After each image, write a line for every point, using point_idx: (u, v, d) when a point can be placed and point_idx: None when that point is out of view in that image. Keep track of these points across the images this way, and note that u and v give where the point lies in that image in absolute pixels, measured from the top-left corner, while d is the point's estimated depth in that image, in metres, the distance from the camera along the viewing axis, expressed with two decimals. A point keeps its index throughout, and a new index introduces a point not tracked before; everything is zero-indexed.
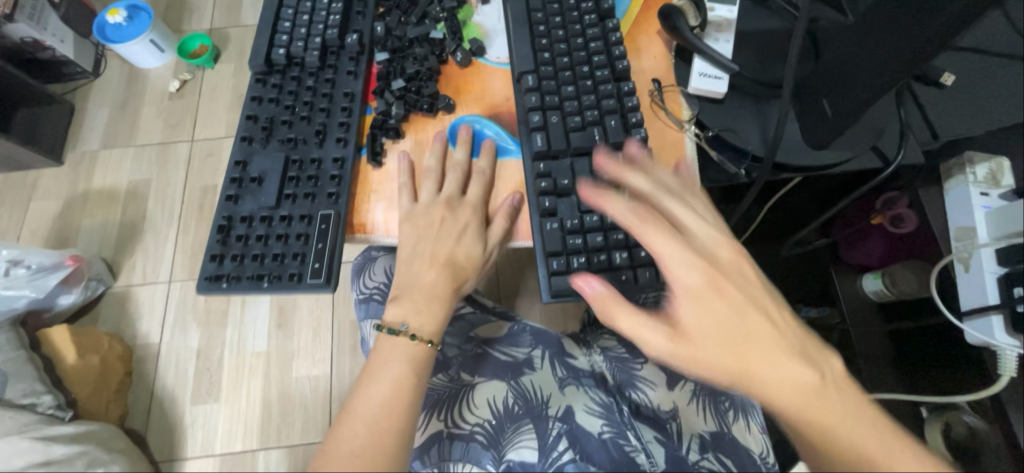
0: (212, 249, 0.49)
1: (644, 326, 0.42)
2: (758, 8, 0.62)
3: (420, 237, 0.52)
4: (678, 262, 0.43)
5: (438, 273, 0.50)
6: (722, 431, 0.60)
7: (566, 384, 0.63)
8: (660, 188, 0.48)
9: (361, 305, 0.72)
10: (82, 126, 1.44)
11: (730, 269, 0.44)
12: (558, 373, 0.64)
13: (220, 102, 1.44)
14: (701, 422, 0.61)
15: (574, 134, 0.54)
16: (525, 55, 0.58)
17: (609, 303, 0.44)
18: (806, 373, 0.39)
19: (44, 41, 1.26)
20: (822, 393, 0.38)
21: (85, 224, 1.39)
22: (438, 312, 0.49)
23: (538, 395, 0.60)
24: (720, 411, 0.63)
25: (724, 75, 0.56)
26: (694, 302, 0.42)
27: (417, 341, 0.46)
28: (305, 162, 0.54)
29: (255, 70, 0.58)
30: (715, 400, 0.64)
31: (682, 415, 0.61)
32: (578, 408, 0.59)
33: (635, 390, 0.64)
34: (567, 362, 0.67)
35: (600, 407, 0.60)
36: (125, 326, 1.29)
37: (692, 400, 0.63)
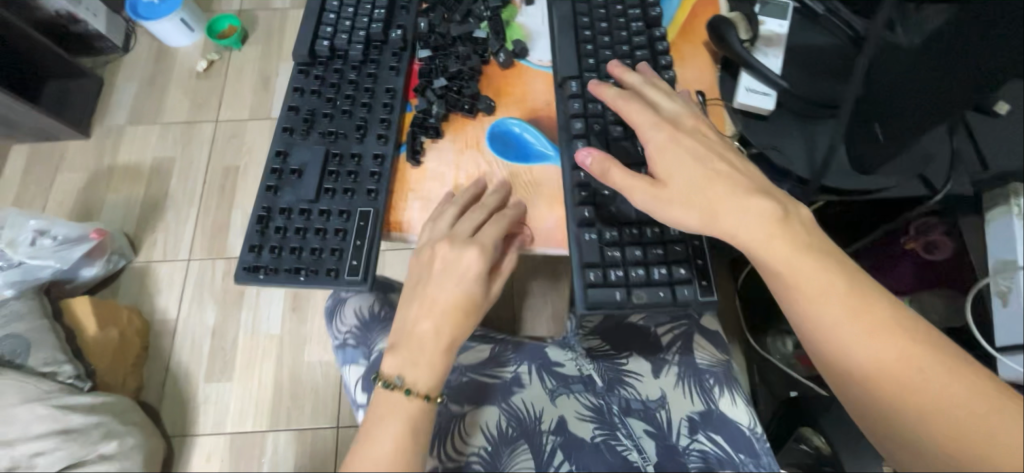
0: (251, 239, 0.50)
1: (633, 177, 0.46)
2: (805, 25, 0.61)
3: (425, 275, 0.50)
4: (651, 128, 0.49)
5: (438, 325, 0.48)
6: (710, 408, 0.64)
7: (558, 395, 0.65)
8: (646, 80, 0.53)
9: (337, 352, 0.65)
10: (111, 103, 1.45)
11: (691, 129, 0.50)
12: (549, 386, 0.65)
13: (245, 84, 1.47)
14: (688, 404, 0.65)
15: (617, 143, 0.53)
16: (569, 60, 0.57)
17: (606, 165, 0.47)
18: (768, 211, 0.45)
19: (78, 14, 1.33)
20: (782, 222, 0.45)
21: (108, 198, 1.38)
22: (440, 363, 0.47)
23: (532, 413, 0.62)
24: (705, 390, 0.65)
25: (773, 92, 0.55)
26: (665, 156, 0.48)
27: (412, 396, 0.46)
28: (345, 156, 0.54)
29: (298, 61, 0.58)
30: (699, 378, 0.66)
31: (669, 402, 0.65)
32: (570, 416, 0.62)
33: (624, 386, 0.67)
34: (556, 371, 0.68)
35: (591, 412, 0.63)
36: (144, 301, 1.30)
37: (677, 384, 0.66)
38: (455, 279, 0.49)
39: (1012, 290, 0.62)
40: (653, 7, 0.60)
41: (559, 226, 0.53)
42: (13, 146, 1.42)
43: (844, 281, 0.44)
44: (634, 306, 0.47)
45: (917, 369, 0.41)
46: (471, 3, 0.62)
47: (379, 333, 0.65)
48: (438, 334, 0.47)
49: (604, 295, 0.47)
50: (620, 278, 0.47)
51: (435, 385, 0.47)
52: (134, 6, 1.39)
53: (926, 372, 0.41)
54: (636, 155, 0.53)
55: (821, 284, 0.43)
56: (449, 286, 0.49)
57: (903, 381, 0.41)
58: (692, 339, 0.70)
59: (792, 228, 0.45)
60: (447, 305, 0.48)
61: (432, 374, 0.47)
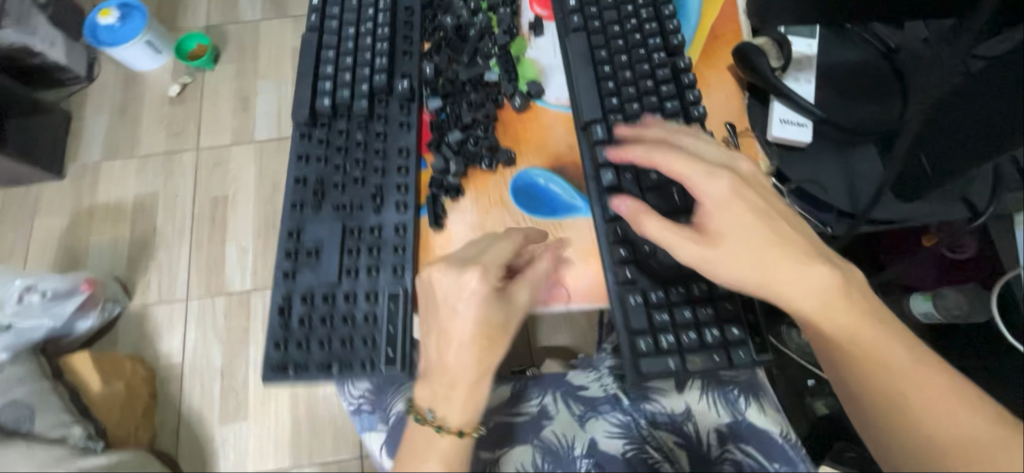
0: (275, 334, 0.47)
1: (672, 234, 0.41)
2: (834, 41, 0.57)
3: (433, 308, 0.44)
4: (705, 178, 0.42)
5: (461, 352, 0.43)
6: (738, 421, 0.50)
7: (586, 420, 0.55)
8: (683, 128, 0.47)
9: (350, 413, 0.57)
10: (81, 137, 1.24)
11: (752, 181, 0.43)
12: (575, 411, 0.55)
13: (224, 105, 1.26)
14: (714, 417, 0.51)
15: (651, 193, 0.50)
16: (591, 101, 0.54)
17: (639, 214, 0.42)
18: (830, 281, 0.40)
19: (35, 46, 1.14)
20: (846, 295, 0.40)
21: (94, 241, 1.19)
22: (478, 395, 0.43)
23: (563, 444, 0.52)
24: (732, 400, 0.51)
25: (808, 122, 0.53)
26: (720, 212, 0.41)
27: (443, 432, 0.43)
28: (363, 230, 0.50)
29: (298, 124, 0.54)
30: (721, 388, 0.52)
31: (696, 415, 0.52)
32: (601, 436, 0.53)
33: (648, 402, 0.54)
34: (580, 396, 0.57)
35: (618, 429, 0.53)
36: (147, 345, 1.11)
37: (701, 396, 0.52)
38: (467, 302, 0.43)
39: None
40: (675, 33, 0.55)
41: (599, 283, 0.49)
42: None
43: (906, 348, 0.40)
44: (689, 373, 0.45)
45: (942, 438, 0.37)
46: (477, 41, 0.57)
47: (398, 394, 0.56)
48: (463, 366, 0.42)
49: (656, 364, 0.45)
50: (672, 344, 0.45)
51: (468, 418, 0.43)
52: (93, 31, 1.21)
53: (950, 434, 0.37)
54: (673, 204, 0.49)
55: (878, 343, 0.40)
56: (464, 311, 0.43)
57: (934, 434, 0.37)
58: None
59: (858, 298, 0.40)
60: (469, 334, 0.42)
61: (463, 411, 0.43)
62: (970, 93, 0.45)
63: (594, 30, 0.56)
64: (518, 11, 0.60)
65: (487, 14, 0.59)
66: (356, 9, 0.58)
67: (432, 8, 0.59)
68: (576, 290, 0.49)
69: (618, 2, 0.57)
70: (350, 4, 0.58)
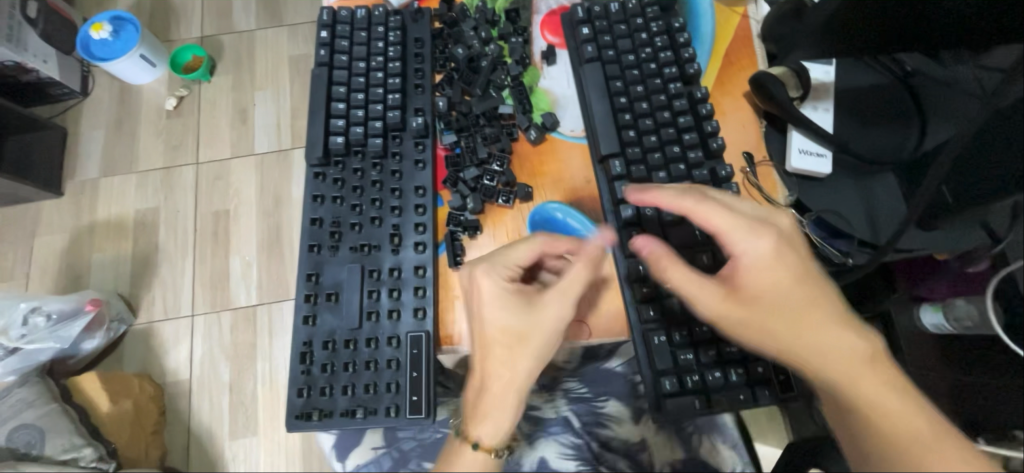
0: (298, 382, 0.47)
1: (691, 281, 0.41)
2: (853, 63, 0.56)
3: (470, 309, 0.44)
4: (743, 237, 0.41)
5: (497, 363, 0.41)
6: (689, 457, 0.61)
7: (534, 437, 0.63)
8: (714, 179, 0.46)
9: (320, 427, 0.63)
10: (79, 151, 1.11)
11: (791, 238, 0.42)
12: (524, 429, 0.63)
13: (221, 117, 1.15)
14: (670, 451, 0.61)
15: (672, 229, 0.50)
16: (608, 133, 0.53)
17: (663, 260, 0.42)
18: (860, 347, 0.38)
19: (27, 63, 1.03)
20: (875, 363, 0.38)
21: (95, 259, 1.05)
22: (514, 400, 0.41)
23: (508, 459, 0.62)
24: (686, 438, 0.61)
25: (827, 153, 0.52)
26: (753, 270, 0.40)
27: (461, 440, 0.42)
28: (382, 272, 0.50)
29: (312, 163, 0.54)
30: (678, 428, 0.62)
31: (651, 446, 0.62)
32: (551, 455, 0.62)
33: (602, 428, 0.63)
34: (531, 415, 0.63)
35: (571, 450, 0.62)
36: (154, 364, 0.97)
37: (657, 431, 0.62)
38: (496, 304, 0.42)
39: None
40: (691, 62, 0.55)
41: (618, 319, 0.49)
42: None
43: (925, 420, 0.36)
44: (714, 413, 0.45)
45: None
46: (490, 72, 0.57)
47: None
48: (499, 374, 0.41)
49: (682, 404, 0.45)
50: (697, 384, 0.45)
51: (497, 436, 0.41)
52: (85, 46, 1.09)
53: None
54: (694, 240, 0.49)
55: (898, 408, 0.36)
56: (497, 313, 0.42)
57: None
58: None
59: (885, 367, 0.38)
60: (502, 329, 0.41)
61: (494, 426, 0.41)
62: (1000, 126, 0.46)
63: (608, 60, 0.56)
64: (529, 40, 0.59)
65: (498, 44, 0.58)
66: (366, 41, 0.57)
67: (442, 38, 0.59)
68: (594, 324, 0.49)
69: (631, 29, 0.57)
70: (359, 36, 0.57)
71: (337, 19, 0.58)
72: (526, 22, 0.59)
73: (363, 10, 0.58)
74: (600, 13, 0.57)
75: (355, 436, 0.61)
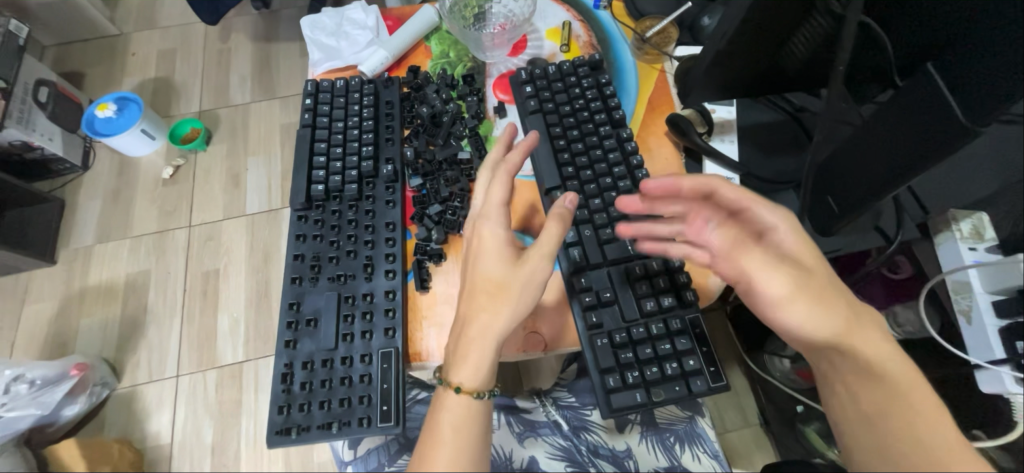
0: (278, 400, 0.52)
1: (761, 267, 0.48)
2: (751, 105, 0.67)
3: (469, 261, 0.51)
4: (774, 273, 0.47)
5: (479, 308, 0.47)
6: (673, 465, 0.67)
7: (525, 437, 0.71)
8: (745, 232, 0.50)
9: None
10: (74, 223, 1.33)
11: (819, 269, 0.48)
12: (516, 430, 0.72)
13: (215, 183, 1.37)
14: (654, 459, 0.68)
15: (608, 246, 0.58)
16: (551, 171, 0.62)
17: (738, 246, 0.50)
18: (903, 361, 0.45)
19: (34, 141, 1.24)
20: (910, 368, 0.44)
21: (83, 325, 1.24)
22: (484, 353, 0.46)
23: (502, 456, 0.70)
24: (668, 447, 0.69)
25: (735, 176, 0.62)
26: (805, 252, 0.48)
27: (461, 393, 0.46)
28: (357, 297, 0.56)
29: (296, 207, 0.62)
30: (660, 436, 0.69)
31: (636, 454, 0.68)
32: (540, 455, 0.69)
33: (589, 432, 0.71)
34: (523, 417, 0.73)
35: (559, 452, 0.69)
36: (134, 428, 1.16)
37: (641, 440, 0.69)
38: (494, 258, 0.49)
39: (974, 309, 0.65)
40: (617, 109, 0.66)
41: (569, 330, 0.56)
42: None
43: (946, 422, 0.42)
44: (655, 404, 0.51)
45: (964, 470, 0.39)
46: (450, 125, 0.67)
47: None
48: (480, 321, 0.47)
49: (625, 398, 0.51)
50: (637, 379, 0.52)
51: (478, 382, 0.46)
52: (90, 124, 1.32)
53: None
54: (627, 255, 0.57)
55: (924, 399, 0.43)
56: (493, 264, 0.49)
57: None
58: None
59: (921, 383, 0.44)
60: (478, 284, 0.49)
61: (473, 368, 0.46)
62: (863, 137, 0.52)
63: (548, 111, 0.66)
64: (483, 98, 0.70)
65: (457, 103, 0.69)
66: (344, 105, 0.68)
67: (410, 100, 0.70)
68: (549, 337, 0.55)
69: (567, 86, 0.68)
70: (337, 102, 0.68)
71: (319, 89, 0.69)
72: (481, 84, 0.71)
73: (342, 80, 0.69)
74: (540, 74, 0.69)
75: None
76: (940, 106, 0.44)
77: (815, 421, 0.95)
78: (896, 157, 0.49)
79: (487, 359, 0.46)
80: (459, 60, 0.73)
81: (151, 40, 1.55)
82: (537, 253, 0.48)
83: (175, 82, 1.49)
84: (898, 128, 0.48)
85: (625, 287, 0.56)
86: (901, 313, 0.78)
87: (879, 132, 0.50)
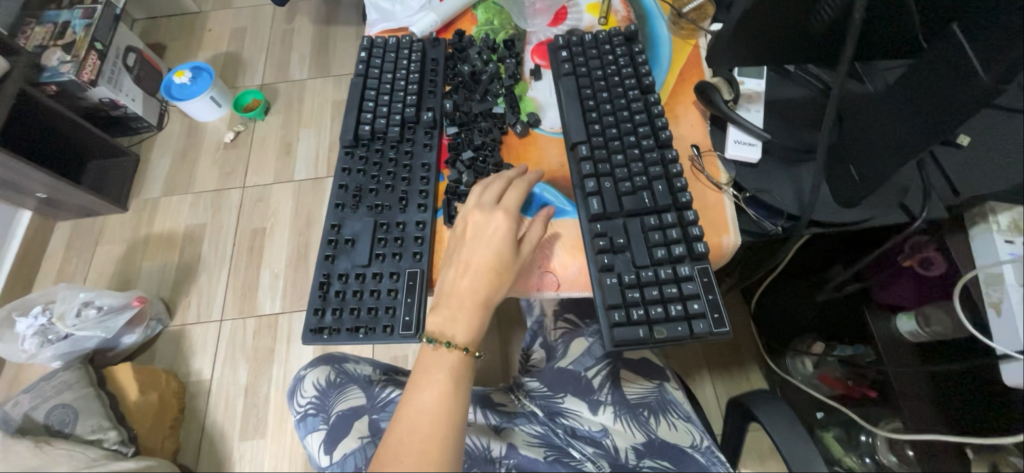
0: (315, 304, 0.59)
1: None
2: (781, 81, 0.69)
3: (459, 245, 0.56)
4: None
5: (474, 281, 0.53)
6: (651, 438, 0.68)
7: (502, 428, 0.69)
8: None
9: (299, 424, 0.67)
10: (145, 176, 1.48)
11: None
12: (492, 421, 0.70)
13: (270, 150, 1.49)
14: (632, 436, 0.69)
15: (626, 198, 0.61)
16: (578, 127, 0.66)
17: None
18: None
19: (120, 100, 1.40)
20: None
21: (145, 266, 1.37)
22: (476, 322, 0.53)
23: (480, 446, 0.64)
24: (642, 422, 0.71)
25: (758, 142, 0.63)
26: None
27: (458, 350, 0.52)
28: (391, 225, 0.62)
29: (344, 145, 0.69)
30: (634, 413, 0.72)
31: (613, 433, 0.70)
32: (520, 443, 0.66)
33: (565, 417, 0.72)
34: (499, 409, 0.73)
35: (537, 438, 0.67)
36: (179, 363, 1.27)
37: (615, 419, 0.72)
38: (508, 241, 0.55)
39: (1005, 300, 0.58)
40: (647, 76, 0.68)
41: (582, 273, 0.59)
42: (57, 222, 1.42)
43: None
44: (656, 340, 0.54)
45: None
46: (488, 83, 0.72)
47: (338, 397, 0.68)
48: (474, 291, 0.53)
49: (628, 333, 0.55)
50: (642, 317, 0.55)
51: (472, 339, 0.52)
52: (168, 88, 1.47)
53: None
54: (644, 206, 0.60)
55: None
56: (496, 243, 0.54)
57: None
58: (622, 375, 0.77)
59: None
60: (485, 261, 0.54)
61: (470, 332, 0.52)
62: (891, 102, 0.54)
63: (581, 74, 0.70)
64: (521, 61, 0.75)
65: (496, 64, 0.74)
66: (394, 60, 0.75)
67: (453, 59, 0.75)
68: (564, 280, 0.59)
69: (601, 53, 0.72)
70: (388, 56, 0.75)
71: (374, 45, 0.77)
72: (520, 49, 0.75)
73: (394, 39, 0.76)
74: (577, 41, 0.73)
75: (346, 421, 0.64)
76: (961, 69, 0.46)
77: (834, 427, 0.94)
78: (918, 125, 0.50)
79: (481, 324, 0.53)
80: (501, 28, 0.78)
81: (225, 19, 1.71)
82: (526, 249, 0.56)
83: (242, 57, 1.63)
84: (922, 89, 0.50)
85: (639, 235, 0.59)
86: (932, 315, 0.74)
87: (906, 96, 0.52)
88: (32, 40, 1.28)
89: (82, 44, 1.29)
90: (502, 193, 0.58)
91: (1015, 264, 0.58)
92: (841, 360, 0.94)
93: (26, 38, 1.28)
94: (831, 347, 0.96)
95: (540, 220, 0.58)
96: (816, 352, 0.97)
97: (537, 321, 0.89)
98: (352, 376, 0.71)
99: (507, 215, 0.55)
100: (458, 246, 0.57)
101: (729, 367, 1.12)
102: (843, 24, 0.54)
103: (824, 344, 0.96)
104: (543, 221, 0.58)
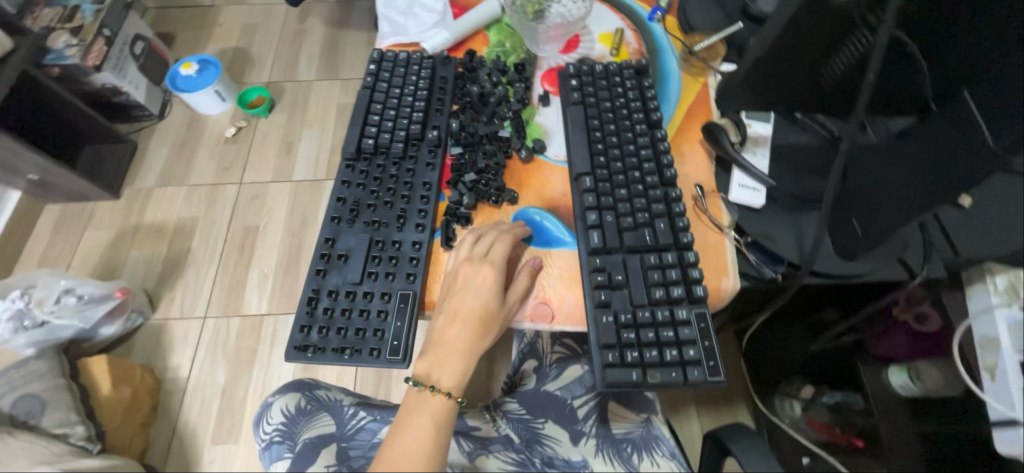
0: (301, 320, 0.57)
1: None
2: (787, 126, 0.69)
3: (448, 291, 0.57)
4: None
5: (462, 330, 0.54)
6: None
7: (476, 456, 0.67)
8: None
9: (262, 453, 0.61)
10: (141, 165, 1.46)
11: None
12: (467, 448, 0.68)
13: (270, 148, 1.48)
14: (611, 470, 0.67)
15: (627, 234, 0.60)
16: (583, 157, 0.65)
17: None
18: None
19: (122, 87, 1.39)
20: None
21: (132, 256, 1.34)
22: (460, 368, 0.53)
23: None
24: (625, 458, 0.68)
25: (761, 187, 0.64)
26: None
27: (437, 394, 0.52)
28: (387, 243, 0.61)
29: (345, 157, 0.68)
30: (617, 448, 0.70)
31: (593, 466, 0.68)
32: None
33: (543, 445, 0.70)
34: (472, 435, 0.70)
35: (513, 466, 0.67)
36: (158, 358, 1.23)
37: (597, 453, 0.69)
38: (496, 292, 0.55)
39: (999, 366, 0.57)
40: (655, 111, 0.68)
41: (578, 306, 0.58)
42: (46, 204, 1.39)
43: None
44: (649, 384, 0.53)
45: None
46: (495, 106, 0.72)
47: (307, 425, 0.63)
48: (460, 340, 0.54)
49: (621, 374, 0.53)
50: (636, 359, 0.54)
51: (457, 384, 0.53)
52: (173, 79, 1.46)
53: None
54: (645, 244, 0.59)
55: None
56: (482, 296, 0.55)
57: None
58: (609, 406, 0.74)
59: None
60: (474, 311, 0.54)
61: (457, 378, 0.53)
62: (900, 159, 0.53)
63: (590, 104, 0.70)
64: (530, 86, 0.74)
65: (506, 87, 0.73)
66: (403, 75, 0.74)
67: (462, 78, 0.75)
68: (558, 312, 0.58)
69: (611, 84, 0.71)
70: (397, 71, 0.75)
71: (384, 57, 0.76)
72: (530, 73, 0.75)
73: (404, 54, 0.76)
74: (587, 70, 0.72)
75: (313, 448, 0.59)
76: (969, 134, 0.46)
77: None
78: (923, 185, 0.50)
79: (470, 370, 0.54)
80: (513, 50, 0.78)
81: (238, 15, 1.71)
82: (513, 298, 0.57)
83: (251, 53, 1.63)
84: (931, 149, 0.50)
85: (637, 272, 0.58)
86: (924, 370, 0.74)
87: (913, 153, 0.52)
88: (40, 21, 1.27)
89: (90, 30, 1.28)
90: (489, 244, 0.58)
91: (1012, 329, 0.56)
92: (830, 406, 0.93)
93: (33, 18, 1.27)
94: (819, 393, 0.94)
95: (527, 272, 0.58)
96: (805, 395, 0.95)
97: (531, 343, 0.86)
98: (323, 403, 0.67)
99: (494, 268, 0.56)
100: (447, 291, 0.57)
101: (716, 402, 1.11)
102: (855, 78, 0.54)
103: (813, 388, 0.94)
104: (529, 272, 0.58)
